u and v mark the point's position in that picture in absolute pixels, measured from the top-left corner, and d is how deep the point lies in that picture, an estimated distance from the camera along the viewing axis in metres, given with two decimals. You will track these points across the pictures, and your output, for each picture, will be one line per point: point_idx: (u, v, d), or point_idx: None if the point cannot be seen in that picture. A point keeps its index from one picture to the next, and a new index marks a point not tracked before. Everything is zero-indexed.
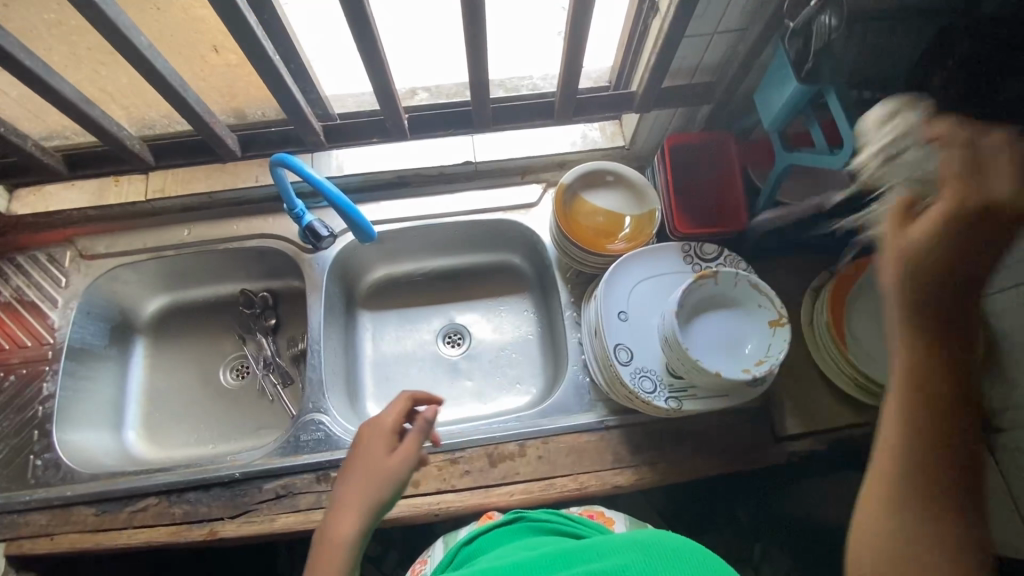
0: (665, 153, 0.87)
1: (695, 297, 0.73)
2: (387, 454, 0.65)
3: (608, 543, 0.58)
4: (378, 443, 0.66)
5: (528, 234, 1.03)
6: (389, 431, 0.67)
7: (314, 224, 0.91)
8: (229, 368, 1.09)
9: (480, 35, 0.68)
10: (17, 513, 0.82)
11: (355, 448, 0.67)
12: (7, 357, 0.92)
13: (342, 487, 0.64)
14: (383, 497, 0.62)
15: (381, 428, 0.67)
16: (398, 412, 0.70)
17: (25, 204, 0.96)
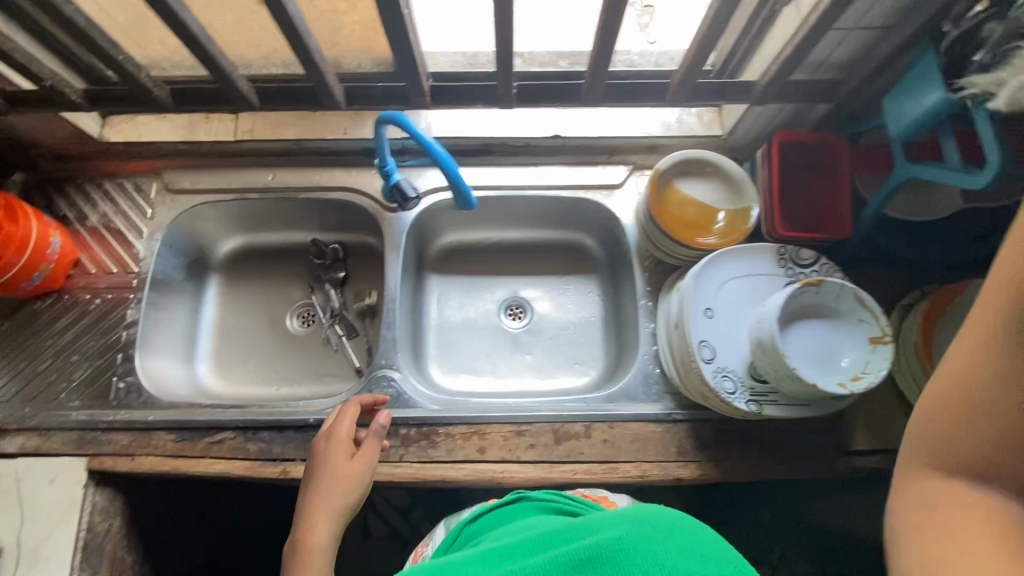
0: (774, 149, 0.84)
1: (797, 303, 0.71)
2: (348, 461, 0.77)
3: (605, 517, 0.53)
4: (337, 452, 0.78)
5: (607, 216, 1.01)
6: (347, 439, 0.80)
7: (402, 184, 0.91)
8: (295, 315, 1.11)
9: (617, 9, 0.64)
10: (101, 431, 0.86)
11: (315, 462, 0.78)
12: (94, 281, 0.95)
13: (309, 494, 0.75)
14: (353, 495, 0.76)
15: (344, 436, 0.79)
16: (351, 421, 0.82)
17: (118, 131, 0.97)
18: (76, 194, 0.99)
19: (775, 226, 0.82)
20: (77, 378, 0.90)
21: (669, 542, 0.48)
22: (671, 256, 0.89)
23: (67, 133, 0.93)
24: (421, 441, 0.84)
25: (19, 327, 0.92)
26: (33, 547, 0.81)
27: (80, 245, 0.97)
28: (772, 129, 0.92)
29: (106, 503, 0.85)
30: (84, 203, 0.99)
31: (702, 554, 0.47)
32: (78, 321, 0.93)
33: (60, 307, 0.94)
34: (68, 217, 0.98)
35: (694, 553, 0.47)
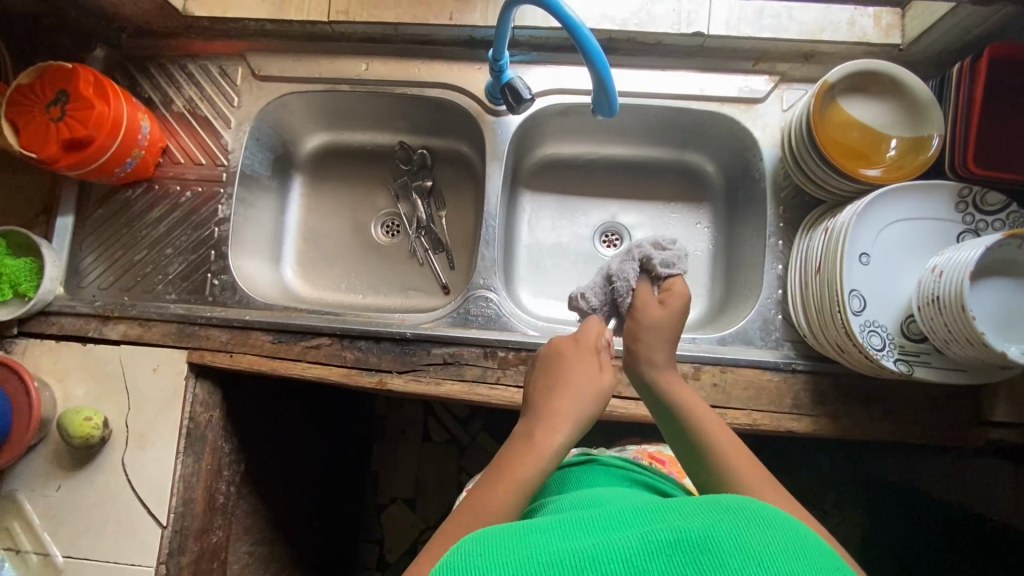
0: (980, 66, 0.68)
1: (990, 260, 0.61)
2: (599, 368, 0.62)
3: (688, 501, 0.44)
4: (586, 354, 0.63)
5: (741, 136, 0.88)
6: (592, 347, 0.64)
7: (516, 81, 0.79)
8: (380, 224, 1.05)
9: None
10: (199, 325, 0.86)
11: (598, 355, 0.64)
12: (183, 172, 0.91)
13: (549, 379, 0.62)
14: (590, 418, 0.59)
15: (586, 360, 0.62)
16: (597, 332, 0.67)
17: (203, 5, 0.88)
18: (159, 74, 0.92)
19: (964, 160, 0.69)
20: (172, 271, 0.89)
21: (768, 533, 0.39)
22: (825, 189, 0.76)
23: (152, 3, 0.84)
24: (519, 365, 0.81)
25: (113, 214, 0.90)
26: (142, 429, 0.83)
27: (166, 131, 0.91)
28: (969, 40, 0.75)
29: (206, 396, 0.87)
30: (168, 85, 0.92)
31: (809, 553, 0.39)
32: (170, 213, 0.90)
33: (152, 197, 0.91)
34: (153, 100, 0.92)
35: (804, 554, 0.38)
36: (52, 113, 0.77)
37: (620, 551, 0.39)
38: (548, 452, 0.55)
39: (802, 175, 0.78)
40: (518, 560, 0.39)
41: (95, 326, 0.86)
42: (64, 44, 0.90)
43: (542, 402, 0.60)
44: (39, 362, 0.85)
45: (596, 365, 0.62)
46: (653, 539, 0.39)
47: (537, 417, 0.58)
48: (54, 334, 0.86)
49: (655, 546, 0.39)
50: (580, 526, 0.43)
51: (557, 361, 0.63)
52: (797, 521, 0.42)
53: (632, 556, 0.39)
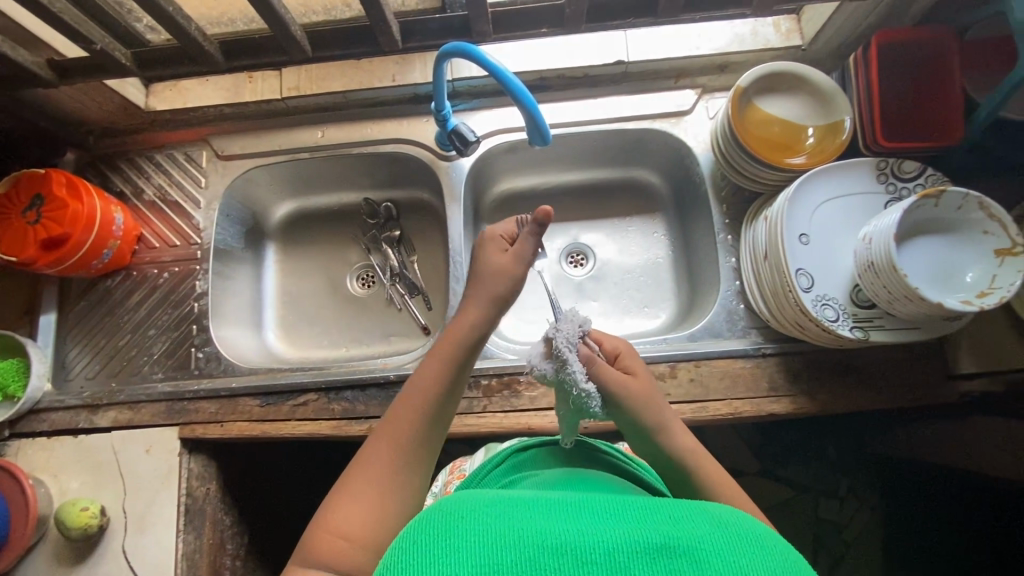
0: (871, 53, 0.75)
1: (911, 219, 0.65)
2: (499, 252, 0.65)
3: (687, 508, 0.43)
4: (492, 248, 0.66)
5: (677, 147, 0.94)
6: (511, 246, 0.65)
7: (461, 127, 0.85)
8: (355, 277, 1.09)
9: None
10: (187, 400, 0.87)
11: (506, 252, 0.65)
12: (159, 255, 0.95)
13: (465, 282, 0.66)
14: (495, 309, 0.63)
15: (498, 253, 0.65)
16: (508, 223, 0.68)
17: (163, 100, 0.94)
18: (128, 169, 0.98)
19: (875, 137, 0.75)
20: (157, 351, 0.91)
21: (755, 561, 0.38)
22: (759, 182, 0.82)
23: (115, 105, 0.90)
24: (503, 390, 0.83)
25: (95, 305, 0.94)
26: (140, 512, 0.83)
27: (140, 220, 0.96)
28: (860, 33, 0.83)
29: (201, 469, 0.87)
30: (138, 177, 0.98)
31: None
32: (150, 295, 0.93)
33: (131, 283, 0.94)
34: (125, 193, 0.97)
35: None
36: (28, 218, 0.81)
37: (603, 542, 0.39)
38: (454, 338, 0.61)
39: (736, 174, 0.83)
40: (499, 531, 0.40)
41: (85, 416, 0.88)
42: (35, 153, 0.96)
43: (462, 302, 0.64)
44: (31, 461, 0.86)
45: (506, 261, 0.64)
46: (640, 540, 0.39)
47: (458, 307, 0.64)
48: (45, 430, 0.88)
49: (643, 546, 0.39)
50: (575, 509, 0.43)
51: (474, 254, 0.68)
52: (794, 556, 0.40)
53: (619, 549, 0.39)
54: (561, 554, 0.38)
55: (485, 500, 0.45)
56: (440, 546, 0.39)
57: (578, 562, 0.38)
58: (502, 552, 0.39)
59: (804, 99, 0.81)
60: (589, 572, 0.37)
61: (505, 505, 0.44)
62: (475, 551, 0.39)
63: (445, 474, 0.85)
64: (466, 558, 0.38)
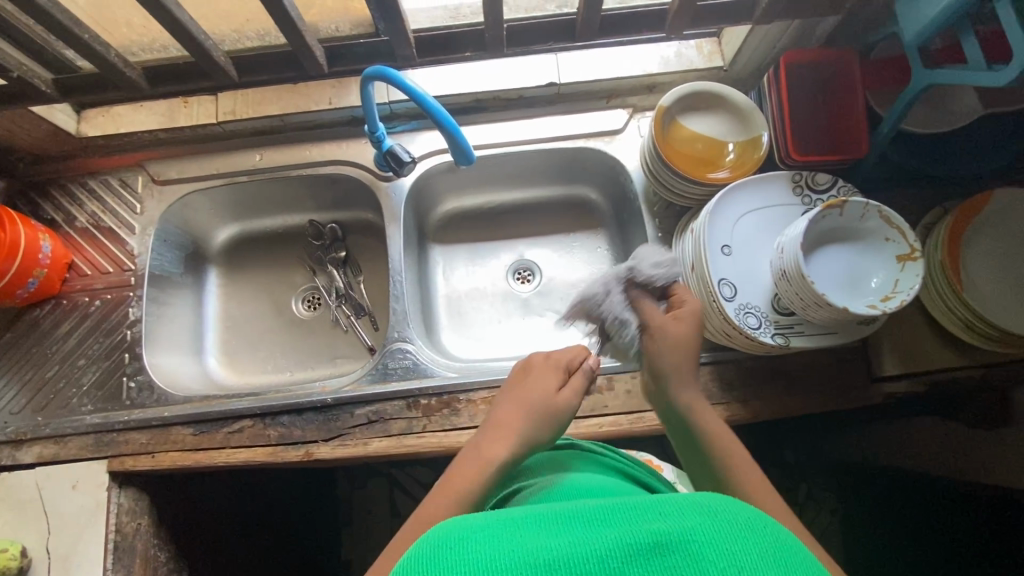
0: (781, 72, 0.79)
1: (819, 228, 0.68)
2: (556, 389, 0.67)
3: (675, 500, 0.41)
4: (548, 374, 0.68)
5: (612, 165, 0.97)
6: (562, 366, 0.69)
7: (395, 148, 0.86)
8: (301, 299, 1.08)
9: None
10: (117, 432, 0.85)
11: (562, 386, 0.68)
12: (91, 282, 0.93)
13: (507, 400, 0.66)
14: (541, 427, 0.64)
15: (545, 369, 0.68)
16: (570, 352, 0.72)
17: (95, 125, 0.93)
18: (60, 196, 0.96)
19: (789, 151, 0.78)
20: (86, 382, 0.88)
21: (745, 545, 0.37)
22: (685, 196, 0.85)
23: (44, 131, 0.89)
24: (442, 409, 0.82)
25: (22, 336, 0.91)
26: (64, 552, 0.80)
27: (72, 247, 0.94)
28: (775, 53, 0.87)
29: (132, 503, 0.84)
30: (70, 204, 0.96)
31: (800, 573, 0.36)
32: (80, 324, 0.91)
33: (60, 312, 0.92)
34: (56, 220, 0.95)
35: (778, 562, 0.36)
36: None
37: (593, 552, 0.37)
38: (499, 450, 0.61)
39: (663, 189, 0.86)
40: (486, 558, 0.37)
41: (8, 453, 0.84)
42: None
43: (502, 411, 0.65)
44: None
45: (557, 382, 0.67)
46: (630, 542, 0.37)
47: (492, 424, 0.64)
48: None
49: (634, 548, 0.37)
50: (561, 522, 0.41)
51: (526, 374, 0.69)
52: (790, 542, 0.38)
53: (610, 555, 0.37)
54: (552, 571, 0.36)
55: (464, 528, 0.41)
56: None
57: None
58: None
59: (725, 117, 0.85)
60: None
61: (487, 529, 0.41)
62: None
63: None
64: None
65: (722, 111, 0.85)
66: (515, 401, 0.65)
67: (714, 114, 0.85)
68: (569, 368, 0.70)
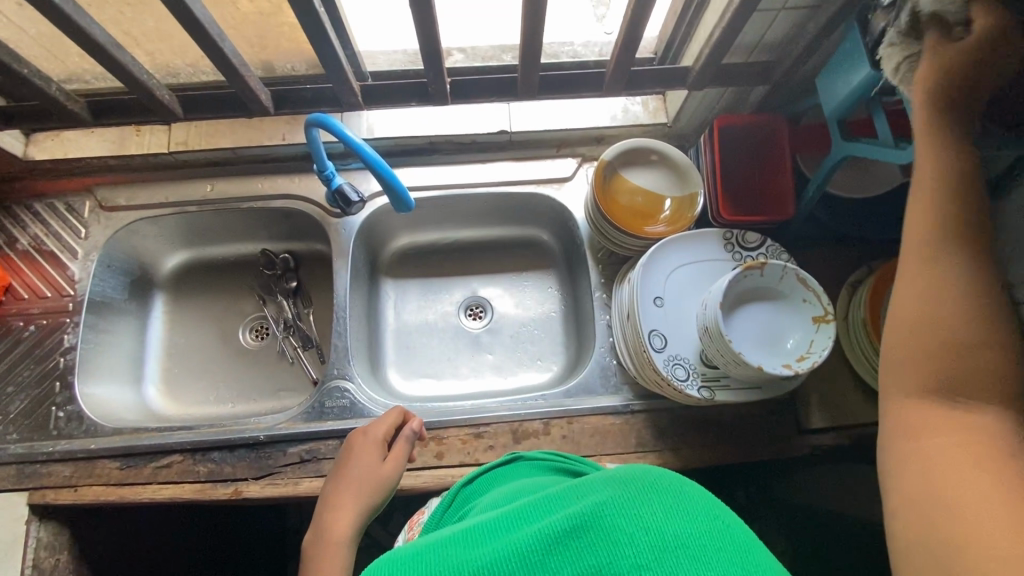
0: (715, 135, 0.83)
1: (741, 288, 0.71)
2: (380, 462, 0.69)
3: (592, 479, 0.43)
4: (367, 454, 0.69)
5: (560, 211, 1.00)
6: (382, 440, 0.71)
7: (344, 187, 0.88)
8: (248, 328, 1.08)
9: (537, 12, 0.63)
10: (41, 463, 0.82)
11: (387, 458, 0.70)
12: (27, 307, 0.91)
13: (331, 492, 0.67)
14: (372, 504, 0.66)
15: (368, 446, 0.70)
16: (386, 423, 0.73)
17: (44, 150, 0.93)
18: (4, 217, 0.95)
19: (720, 211, 0.82)
20: (13, 410, 0.86)
21: (652, 502, 0.39)
22: (624, 246, 0.87)
23: None
24: None
25: None
26: None
27: (10, 271, 0.93)
28: (714, 114, 0.91)
29: (52, 538, 0.82)
30: (13, 226, 0.95)
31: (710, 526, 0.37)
32: (13, 350, 0.89)
33: None
34: None
35: (686, 513, 0.38)
36: None
37: (515, 550, 0.38)
38: (341, 533, 0.62)
39: (605, 239, 0.89)
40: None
41: None
42: None
43: (333, 502, 0.65)
44: None
45: (379, 457, 0.69)
46: (550, 531, 0.38)
47: (329, 510, 0.65)
48: None
49: (549, 537, 0.38)
50: (486, 533, 0.42)
51: (347, 458, 0.70)
52: (697, 489, 0.41)
53: (528, 550, 0.38)
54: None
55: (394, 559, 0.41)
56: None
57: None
58: None
59: (664, 173, 0.88)
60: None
61: (419, 553, 0.41)
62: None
63: (404, 530, 0.74)
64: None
65: (662, 166, 0.88)
66: (348, 487, 0.66)
67: (654, 169, 0.88)
68: (388, 439, 0.72)
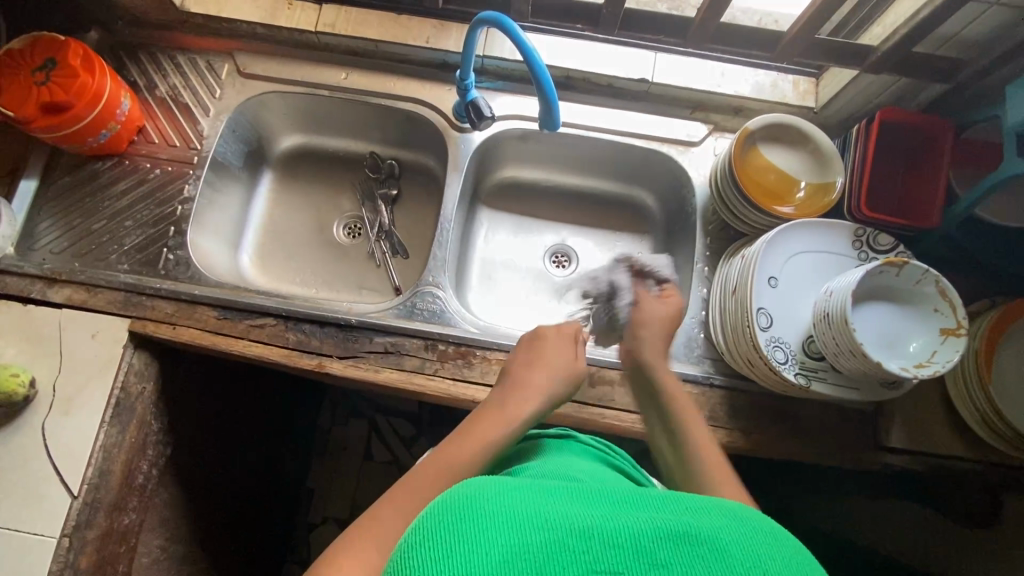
0: (873, 127, 0.79)
1: (871, 283, 0.69)
2: (568, 363, 0.72)
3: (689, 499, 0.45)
4: (558, 348, 0.74)
5: (678, 174, 0.98)
6: (568, 341, 0.75)
7: (478, 101, 0.87)
8: (342, 225, 1.10)
9: None
10: (147, 296, 0.87)
11: (535, 353, 0.73)
12: (155, 151, 0.95)
13: (519, 369, 0.72)
14: (558, 391, 0.70)
15: (542, 357, 0.72)
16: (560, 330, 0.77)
17: (200, 4, 0.95)
18: (148, 62, 0.98)
19: (859, 206, 0.79)
20: (128, 243, 0.91)
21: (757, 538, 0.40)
22: (745, 222, 0.86)
23: None
24: (457, 359, 0.84)
25: (79, 184, 0.93)
26: (68, 394, 0.82)
27: (146, 113, 0.96)
28: (870, 108, 0.87)
29: (142, 367, 0.87)
30: (155, 72, 0.98)
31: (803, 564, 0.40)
32: (137, 188, 0.93)
33: (121, 171, 0.94)
34: (138, 84, 0.97)
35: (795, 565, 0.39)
36: (37, 78, 0.81)
37: (632, 529, 0.40)
38: (523, 413, 0.65)
39: (727, 210, 0.87)
40: (513, 513, 0.39)
41: (40, 288, 0.87)
42: (60, 24, 0.96)
43: (512, 396, 0.67)
44: None
45: (569, 354, 0.74)
46: (667, 529, 0.40)
47: (514, 387, 0.69)
48: None
49: (667, 533, 0.39)
50: (595, 500, 0.44)
51: (534, 346, 0.74)
52: (769, 522, 0.43)
53: (645, 537, 0.39)
54: (589, 538, 0.38)
55: (501, 481, 0.43)
56: (444, 531, 0.38)
57: (605, 545, 0.38)
58: (528, 532, 0.38)
59: (805, 157, 0.85)
60: (617, 554, 0.38)
61: (509, 489, 0.42)
62: (479, 548, 0.37)
63: None
64: (443, 563, 0.36)
65: (804, 149, 0.85)
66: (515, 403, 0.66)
67: (795, 151, 0.85)
68: (574, 342, 0.76)
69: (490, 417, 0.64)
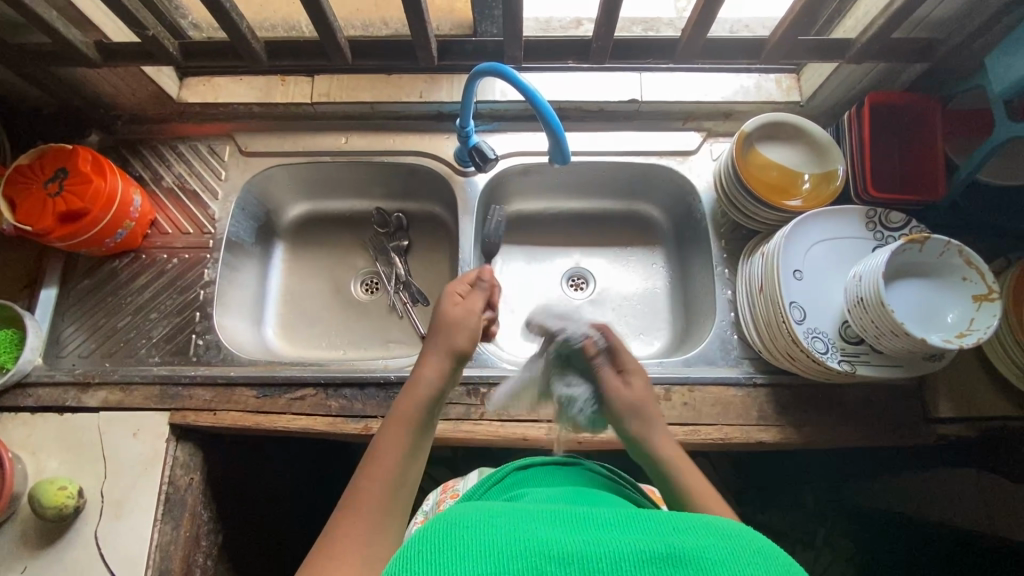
0: (863, 112, 0.82)
1: (900, 260, 0.70)
2: (455, 308, 0.68)
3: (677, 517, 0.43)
4: (449, 303, 0.69)
5: (681, 183, 1.00)
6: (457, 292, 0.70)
7: (481, 145, 0.90)
8: (359, 281, 1.11)
9: None
10: (183, 385, 0.86)
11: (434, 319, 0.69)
12: (171, 241, 0.96)
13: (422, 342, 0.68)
14: (462, 345, 0.66)
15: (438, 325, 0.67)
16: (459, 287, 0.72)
17: (195, 93, 0.98)
18: (151, 155, 1.00)
19: (865, 189, 0.82)
20: (156, 334, 0.91)
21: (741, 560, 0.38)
22: (756, 220, 0.88)
23: (150, 93, 0.94)
24: None
25: (99, 285, 0.94)
26: (117, 497, 0.81)
27: (156, 205, 0.98)
28: (855, 95, 0.91)
29: (187, 458, 0.86)
30: (159, 164, 0.99)
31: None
32: (157, 279, 0.94)
33: (139, 266, 0.95)
34: (144, 177, 0.99)
35: None
36: (50, 189, 0.82)
37: (613, 553, 0.38)
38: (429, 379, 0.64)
39: (736, 211, 0.89)
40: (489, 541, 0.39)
41: (73, 394, 0.86)
42: (63, 131, 0.98)
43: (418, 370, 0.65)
44: (12, 436, 0.84)
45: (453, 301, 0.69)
46: (648, 551, 0.38)
47: (422, 354, 0.67)
48: (29, 405, 0.85)
49: (648, 556, 0.38)
50: (578, 522, 0.42)
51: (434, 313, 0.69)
52: (760, 540, 0.41)
53: (625, 560, 0.38)
54: (568, 563, 0.37)
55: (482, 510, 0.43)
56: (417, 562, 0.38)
57: (584, 571, 0.37)
58: (504, 561, 0.37)
59: (803, 148, 0.88)
60: None
61: (493, 517, 0.42)
62: None
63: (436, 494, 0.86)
64: None
65: (802, 140, 0.88)
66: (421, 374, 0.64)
67: (792, 143, 0.88)
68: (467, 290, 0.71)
69: (398, 427, 0.60)
